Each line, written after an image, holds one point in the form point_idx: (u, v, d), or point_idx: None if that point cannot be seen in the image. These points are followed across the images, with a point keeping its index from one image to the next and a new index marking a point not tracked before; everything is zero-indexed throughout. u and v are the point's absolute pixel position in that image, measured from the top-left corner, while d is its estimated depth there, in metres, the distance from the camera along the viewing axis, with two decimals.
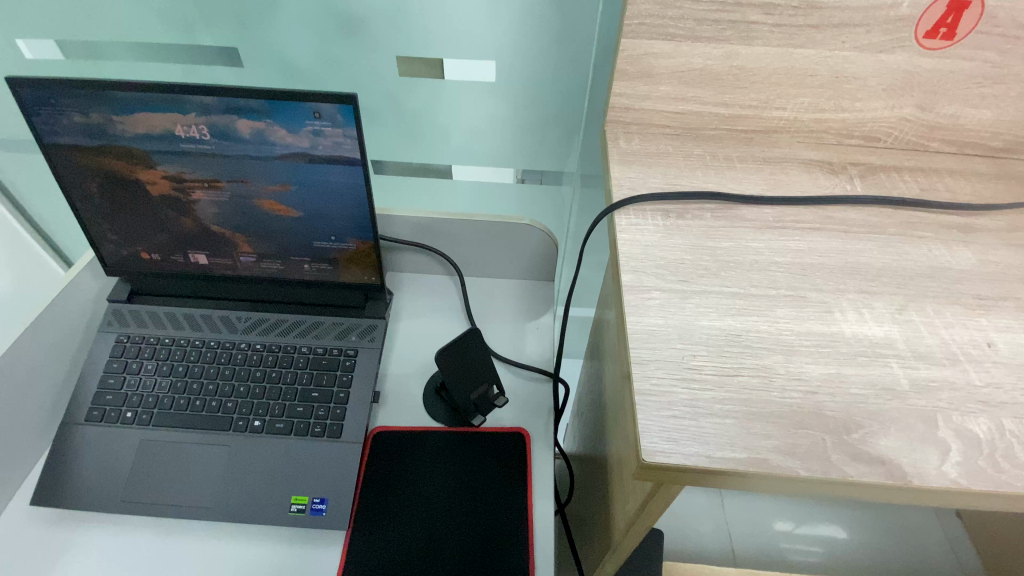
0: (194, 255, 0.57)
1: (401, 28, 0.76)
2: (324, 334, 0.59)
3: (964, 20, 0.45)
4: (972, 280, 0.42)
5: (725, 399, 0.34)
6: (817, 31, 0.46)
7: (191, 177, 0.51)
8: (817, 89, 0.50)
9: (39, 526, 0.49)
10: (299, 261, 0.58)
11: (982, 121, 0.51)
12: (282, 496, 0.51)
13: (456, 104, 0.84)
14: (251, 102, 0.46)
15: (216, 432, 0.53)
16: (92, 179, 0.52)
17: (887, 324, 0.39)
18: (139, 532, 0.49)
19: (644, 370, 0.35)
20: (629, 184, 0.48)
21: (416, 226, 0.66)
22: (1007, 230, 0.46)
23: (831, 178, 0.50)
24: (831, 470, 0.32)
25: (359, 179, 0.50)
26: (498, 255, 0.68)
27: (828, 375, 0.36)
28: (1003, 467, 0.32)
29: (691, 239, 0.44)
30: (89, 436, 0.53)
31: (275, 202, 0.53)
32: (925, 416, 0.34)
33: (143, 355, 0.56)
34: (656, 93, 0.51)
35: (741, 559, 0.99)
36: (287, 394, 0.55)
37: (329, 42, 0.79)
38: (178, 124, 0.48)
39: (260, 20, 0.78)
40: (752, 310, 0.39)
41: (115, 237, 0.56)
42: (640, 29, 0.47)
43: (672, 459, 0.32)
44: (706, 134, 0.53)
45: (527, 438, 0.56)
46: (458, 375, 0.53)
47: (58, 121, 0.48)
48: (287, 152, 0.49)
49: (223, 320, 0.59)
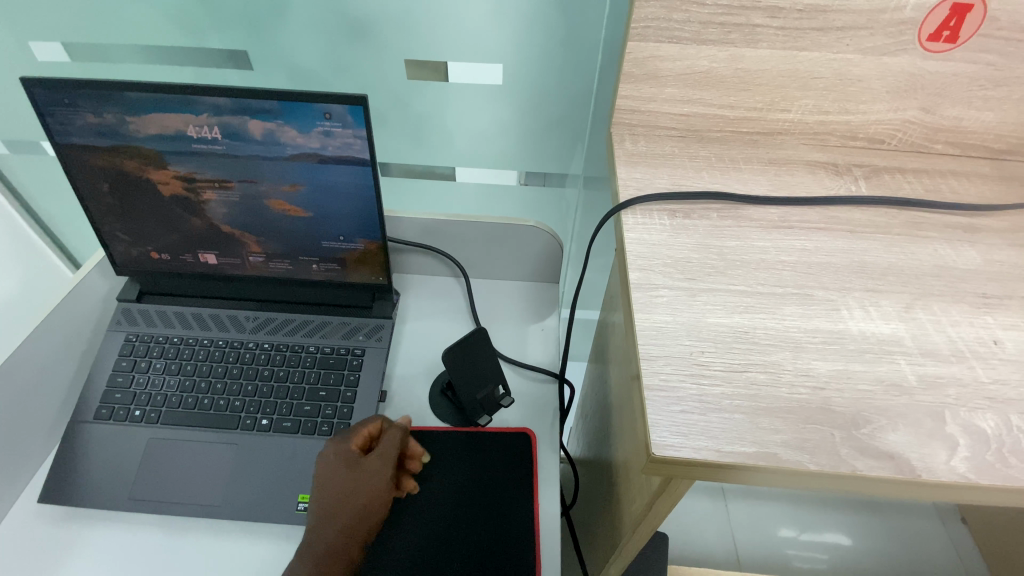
0: (203, 254, 0.58)
1: (407, 32, 0.77)
2: (331, 333, 0.59)
3: (967, 22, 0.46)
4: (977, 279, 0.42)
5: (733, 394, 0.35)
6: (822, 33, 0.47)
7: (201, 178, 0.52)
8: (821, 92, 0.51)
9: (45, 524, 0.50)
10: (308, 261, 0.58)
11: (985, 123, 0.51)
12: (288, 494, 0.51)
13: (462, 106, 0.85)
14: (263, 103, 0.47)
15: (223, 431, 0.53)
16: (103, 179, 0.52)
17: (894, 322, 0.39)
18: (146, 530, 0.49)
19: (653, 366, 0.36)
20: (636, 184, 0.49)
21: (424, 228, 0.66)
22: (1012, 230, 0.46)
23: (835, 179, 0.50)
24: (841, 465, 0.32)
25: (369, 179, 0.51)
26: (504, 257, 0.68)
27: (836, 371, 0.36)
28: (1011, 462, 0.32)
29: (698, 238, 0.44)
30: (97, 434, 0.53)
31: (285, 202, 0.53)
32: (932, 412, 0.34)
33: (152, 353, 0.57)
34: (662, 95, 0.52)
35: (745, 564, 0.99)
36: (294, 393, 0.55)
37: (336, 46, 0.80)
38: (189, 124, 0.48)
39: (268, 24, 0.79)
40: (759, 308, 0.40)
41: (125, 237, 0.57)
42: (646, 32, 0.47)
43: (681, 453, 0.32)
44: (710, 136, 0.54)
45: (534, 438, 0.56)
46: (464, 374, 0.54)
47: (71, 121, 0.49)
48: (297, 152, 0.50)
49: (231, 319, 0.60)
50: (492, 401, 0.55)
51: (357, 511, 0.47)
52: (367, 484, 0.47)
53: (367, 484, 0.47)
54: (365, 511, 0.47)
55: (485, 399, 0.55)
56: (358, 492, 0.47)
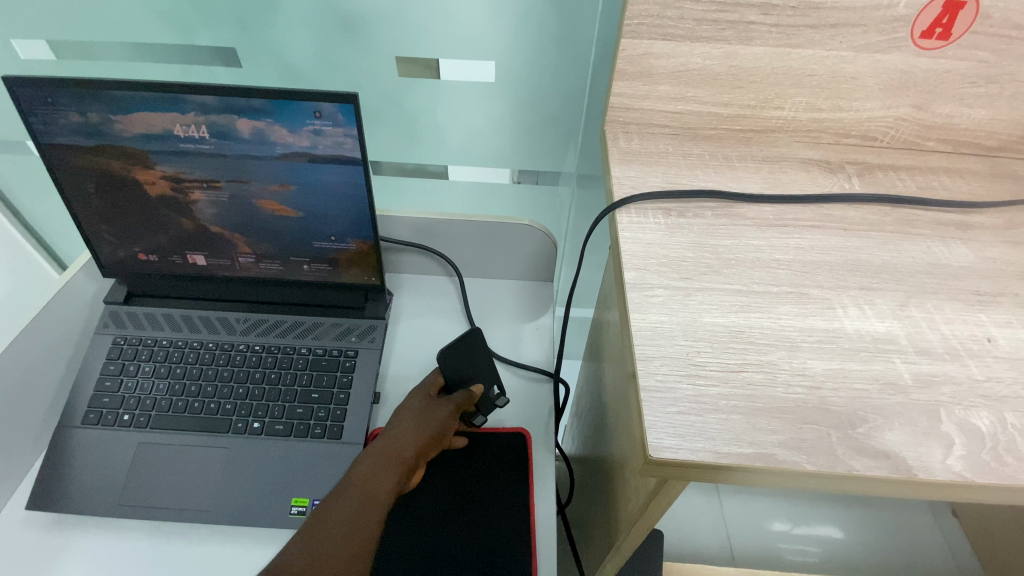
0: (192, 256, 0.57)
1: (399, 29, 0.76)
2: (324, 334, 0.58)
3: (960, 19, 0.46)
4: (970, 276, 0.42)
5: (729, 395, 0.34)
6: (815, 30, 0.47)
7: (189, 177, 0.51)
8: (814, 89, 0.50)
9: (34, 531, 0.49)
10: (299, 262, 0.57)
11: (977, 120, 0.51)
12: (281, 498, 0.50)
13: (455, 104, 0.84)
14: (253, 102, 0.46)
15: (214, 434, 0.53)
16: (88, 179, 0.51)
17: (889, 320, 0.39)
18: (137, 535, 0.49)
19: (649, 366, 0.35)
20: (630, 183, 0.48)
21: (417, 227, 0.66)
22: (1005, 227, 0.46)
23: (829, 177, 0.50)
24: (837, 465, 0.32)
25: (360, 178, 0.50)
26: (498, 256, 0.68)
27: (832, 370, 0.36)
28: (1006, 461, 0.32)
29: (692, 237, 0.44)
30: (84, 439, 0.52)
31: (276, 202, 0.52)
32: (928, 410, 0.34)
33: (140, 357, 0.56)
34: (656, 93, 0.51)
35: (740, 559, 0.99)
36: (286, 396, 0.55)
37: (326, 43, 0.79)
38: (176, 124, 0.47)
39: (257, 20, 0.78)
40: (754, 307, 0.39)
41: (112, 238, 0.56)
42: (640, 29, 0.47)
43: (679, 455, 0.32)
44: (704, 133, 0.54)
45: (528, 438, 0.55)
46: (459, 376, 0.54)
47: (54, 120, 0.48)
48: (288, 151, 0.49)
49: (221, 321, 0.59)
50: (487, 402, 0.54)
51: (417, 429, 0.49)
52: (432, 416, 0.50)
53: (431, 413, 0.50)
54: (421, 431, 0.49)
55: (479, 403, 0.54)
56: (425, 411, 0.50)
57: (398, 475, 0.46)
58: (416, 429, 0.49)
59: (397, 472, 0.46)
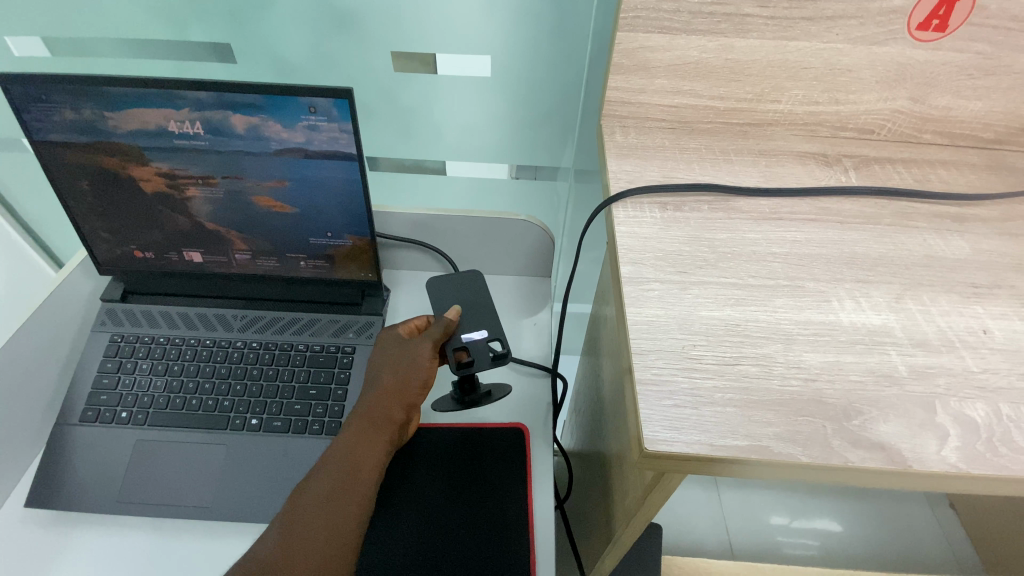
0: (188, 253, 0.57)
1: (395, 24, 0.76)
2: (321, 331, 0.58)
3: (956, 11, 0.45)
4: (966, 268, 0.42)
5: (725, 388, 0.34)
6: (812, 23, 0.47)
7: (184, 174, 0.51)
8: (811, 82, 0.50)
9: (33, 528, 0.49)
10: (296, 258, 0.57)
11: (974, 113, 0.51)
12: (280, 494, 0.50)
13: (452, 100, 0.84)
14: (247, 97, 0.46)
15: (212, 431, 0.53)
16: (83, 176, 0.51)
17: (884, 313, 0.39)
18: (135, 532, 0.49)
19: (645, 360, 0.35)
20: (627, 176, 0.48)
21: (414, 223, 0.65)
22: (1001, 220, 0.46)
23: (825, 170, 0.50)
24: (832, 456, 0.32)
25: (355, 173, 0.50)
26: (496, 251, 0.68)
27: (827, 363, 0.36)
28: (1001, 451, 0.32)
29: (688, 231, 0.44)
30: (82, 436, 0.52)
31: (272, 199, 0.52)
32: (923, 402, 0.34)
33: (137, 354, 0.56)
34: (653, 86, 0.51)
35: (739, 553, 1.00)
36: (284, 392, 0.55)
37: (322, 38, 0.79)
38: (171, 119, 0.47)
39: (251, 16, 0.77)
40: (750, 301, 0.39)
41: (108, 235, 0.56)
42: (636, 22, 0.47)
43: (674, 447, 0.32)
44: (701, 127, 0.54)
45: (526, 433, 0.55)
46: (444, 304, 0.54)
47: (48, 117, 0.47)
48: (283, 147, 0.49)
49: (219, 318, 0.59)
50: (480, 350, 0.51)
51: (396, 381, 0.49)
52: (409, 362, 0.50)
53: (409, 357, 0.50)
54: (402, 375, 0.50)
55: (468, 347, 0.51)
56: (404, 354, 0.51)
57: (384, 433, 0.47)
58: (396, 381, 0.49)
59: (381, 431, 0.47)
